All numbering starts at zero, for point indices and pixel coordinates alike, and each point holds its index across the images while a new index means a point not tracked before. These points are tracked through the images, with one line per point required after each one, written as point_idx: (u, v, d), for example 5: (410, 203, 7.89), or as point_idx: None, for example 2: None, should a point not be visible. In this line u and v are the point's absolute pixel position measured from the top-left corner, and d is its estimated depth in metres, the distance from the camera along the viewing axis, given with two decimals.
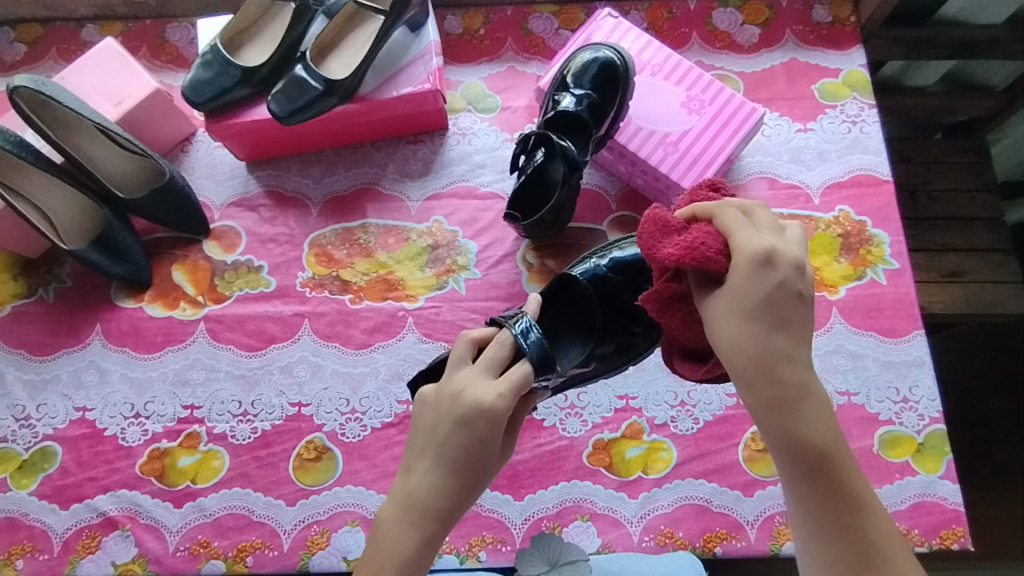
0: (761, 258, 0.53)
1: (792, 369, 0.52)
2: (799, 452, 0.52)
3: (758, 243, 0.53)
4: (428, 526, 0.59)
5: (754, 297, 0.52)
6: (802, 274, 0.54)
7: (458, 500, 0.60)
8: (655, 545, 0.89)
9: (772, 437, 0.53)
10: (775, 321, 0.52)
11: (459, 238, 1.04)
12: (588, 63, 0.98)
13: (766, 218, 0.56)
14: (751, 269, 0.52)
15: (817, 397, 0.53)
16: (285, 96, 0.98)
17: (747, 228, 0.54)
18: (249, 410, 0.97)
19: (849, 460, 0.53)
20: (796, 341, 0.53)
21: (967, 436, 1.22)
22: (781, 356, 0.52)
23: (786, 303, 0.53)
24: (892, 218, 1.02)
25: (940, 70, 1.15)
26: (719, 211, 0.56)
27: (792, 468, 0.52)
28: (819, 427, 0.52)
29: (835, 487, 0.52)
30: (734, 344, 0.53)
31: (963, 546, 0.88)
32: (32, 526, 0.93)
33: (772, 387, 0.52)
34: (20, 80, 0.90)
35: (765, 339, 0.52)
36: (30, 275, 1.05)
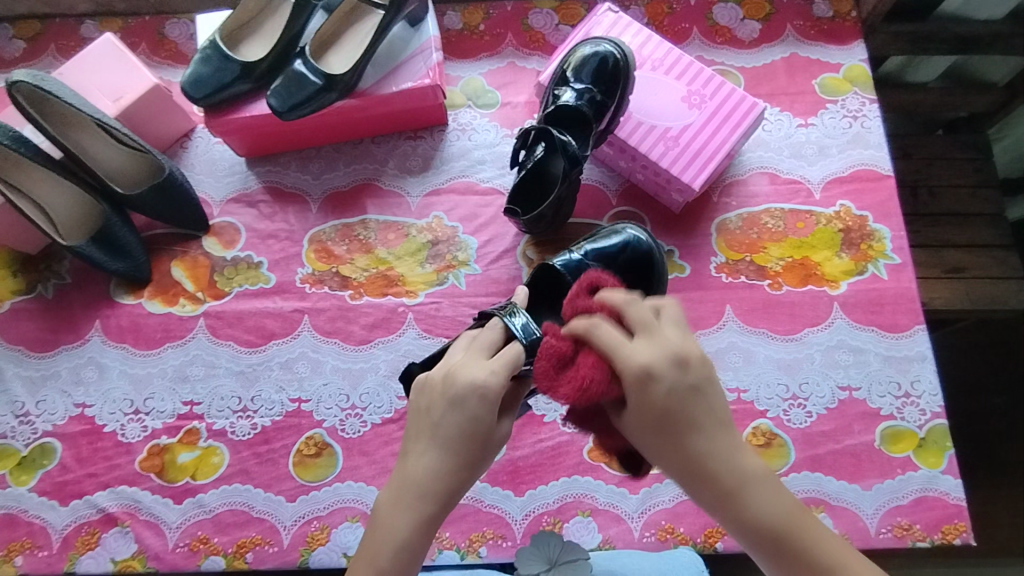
0: (636, 377, 0.55)
1: (722, 460, 0.55)
2: (757, 536, 0.55)
3: (631, 362, 0.55)
4: (424, 510, 0.59)
5: (656, 407, 0.55)
6: (690, 366, 0.56)
7: (455, 478, 0.59)
8: (656, 541, 0.89)
9: (733, 529, 0.56)
10: (683, 427, 0.55)
11: (459, 233, 1.04)
12: (588, 57, 0.98)
13: (643, 315, 0.58)
14: (639, 385, 0.55)
15: (755, 475, 0.56)
16: (285, 91, 0.98)
17: (621, 343, 0.56)
18: (249, 406, 0.97)
19: (810, 523, 0.55)
20: (710, 432, 0.56)
21: (970, 433, 1.22)
22: (704, 455, 0.55)
23: (683, 404, 0.55)
24: (894, 213, 1.02)
25: (941, 66, 1.15)
26: (594, 328, 0.58)
27: (759, 553, 0.55)
28: (767, 507, 0.55)
29: (800, 558, 0.54)
30: (658, 457, 0.57)
31: (965, 542, 0.88)
32: (31, 522, 0.92)
33: (710, 484, 0.55)
34: (19, 74, 0.90)
35: (684, 445, 0.55)
36: (29, 271, 1.05)
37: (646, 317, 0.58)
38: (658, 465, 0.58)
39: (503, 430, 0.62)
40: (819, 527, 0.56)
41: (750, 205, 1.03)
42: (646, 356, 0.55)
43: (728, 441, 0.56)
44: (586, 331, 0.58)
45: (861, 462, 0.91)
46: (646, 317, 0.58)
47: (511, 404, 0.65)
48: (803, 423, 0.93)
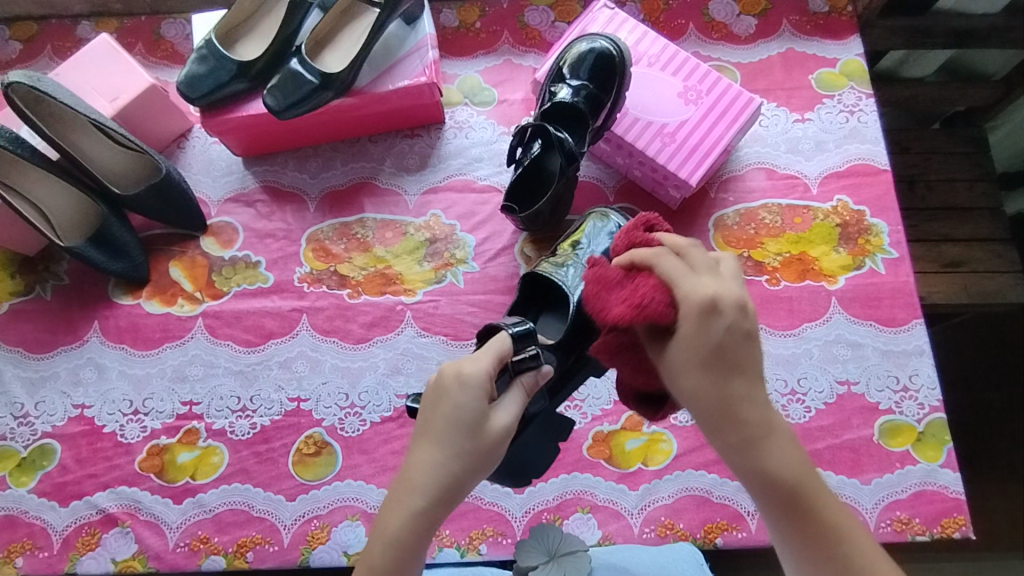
0: (703, 307, 0.51)
1: (753, 408, 0.51)
2: (774, 487, 0.51)
3: (697, 293, 0.51)
4: (414, 504, 0.56)
5: (709, 342, 0.51)
6: (747, 312, 0.52)
7: (445, 471, 0.56)
8: (655, 536, 0.89)
9: (745, 477, 0.52)
10: (730, 368, 0.51)
11: (457, 231, 1.04)
12: (584, 53, 0.98)
13: (700, 258, 0.54)
14: (699, 318, 0.51)
15: (780, 430, 0.52)
16: (281, 90, 0.98)
17: (688, 275, 0.52)
18: (248, 406, 0.97)
19: (822, 489, 0.52)
20: (751, 380, 0.52)
21: (969, 427, 1.22)
22: (741, 400, 0.51)
23: (735, 346, 0.51)
24: (891, 207, 1.02)
25: (937, 60, 1.15)
26: (657, 259, 0.53)
27: (769, 504, 0.52)
28: (788, 459, 0.51)
29: (811, 519, 0.51)
30: (695, 394, 0.51)
31: (964, 535, 0.88)
32: (31, 523, 0.92)
33: (737, 429, 0.51)
34: (15, 76, 0.90)
35: (723, 387, 0.51)
36: (27, 272, 1.05)
37: (709, 260, 0.54)
38: (684, 400, 0.53)
39: (498, 423, 0.58)
40: (829, 494, 0.52)
41: (748, 201, 1.03)
42: (712, 289, 0.51)
43: (763, 393, 0.52)
44: (648, 260, 0.53)
45: (860, 456, 0.91)
46: (708, 261, 0.54)
47: (511, 399, 0.61)
48: (802, 418, 0.93)
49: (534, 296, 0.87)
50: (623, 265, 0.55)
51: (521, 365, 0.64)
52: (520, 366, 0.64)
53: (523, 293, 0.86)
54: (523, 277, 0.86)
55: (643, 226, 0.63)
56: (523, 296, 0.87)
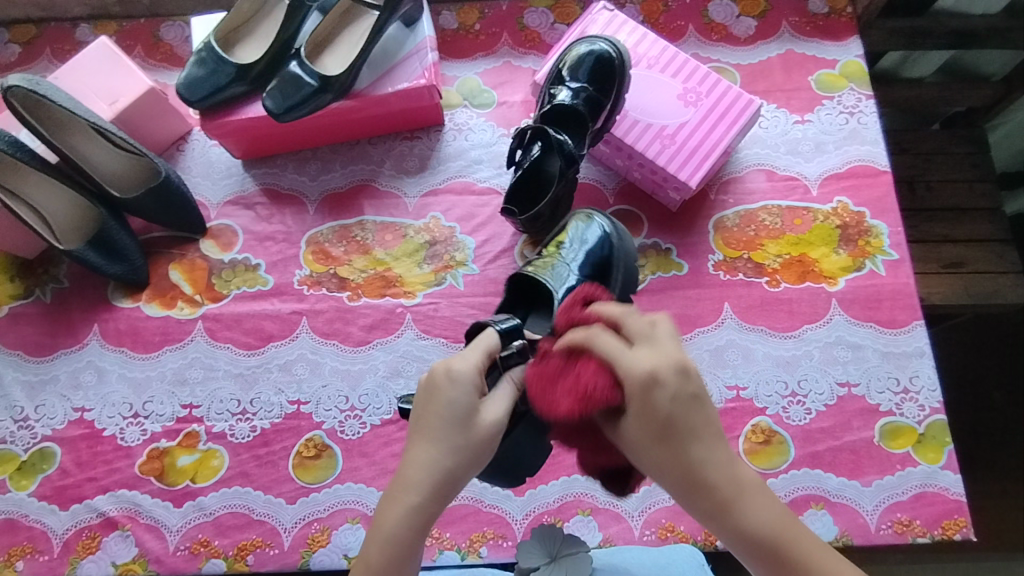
0: (641, 384, 0.54)
1: (717, 468, 0.53)
2: (755, 544, 0.53)
3: (637, 368, 0.54)
4: (410, 500, 0.56)
5: (655, 416, 0.53)
6: (690, 375, 0.54)
7: (441, 465, 0.56)
8: (656, 539, 0.89)
9: (724, 535, 0.54)
10: (684, 436, 0.53)
11: (457, 233, 1.04)
12: (583, 55, 0.98)
13: (637, 331, 0.57)
14: (642, 394, 0.53)
15: (750, 484, 0.54)
16: (280, 93, 0.98)
17: (625, 353, 0.55)
18: (248, 409, 0.97)
19: (804, 536, 0.54)
20: (710, 440, 0.54)
21: (969, 428, 1.22)
22: (704, 463, 0.53)
23: (684, 413, 0.53)
24: (891, 209, 1.02)
25: (936, 61, 1.15)
26: (593, 340, 0.58)
27: (754, 560, 0.53)
28: (761, 514, 0.53)
29: (798, 569, 0.52)
30: (656, 468, 0.54)
31: (965, 537, 0.88)
32: (32, 527, 0.92)
33: (703, 494, 0.53)
34: (14, 79, 0.90)
35: (684, 455, 0.53)
36: (27, 276, 1.05)
37: (645, 328, 0.57)
38: (652, 474, 0.56)
39: (490, 416, 0.59)
40: (812, 539, 0.54)
41: (747, 202, 1.03)
42: (649, 363, 0.54)
43: (725, 450, 0.54)
44: (584, 345, 0.58)
45: (860, 459, 0.91)
46: (644, 327, 0.57)
47: (501, 393, 0.62)
48: (803, 420, 0.93)
49: (525, 297, 0.86)
50: (563, 350, 0.59)
51: (509, 360, 0.65)
52: (508, 361, 0.65)
53: (512, 293, 0.85)
54: (512, 277, 0.85)
55: (579, 301, 0.68)
56: (511, 296, 0.85)
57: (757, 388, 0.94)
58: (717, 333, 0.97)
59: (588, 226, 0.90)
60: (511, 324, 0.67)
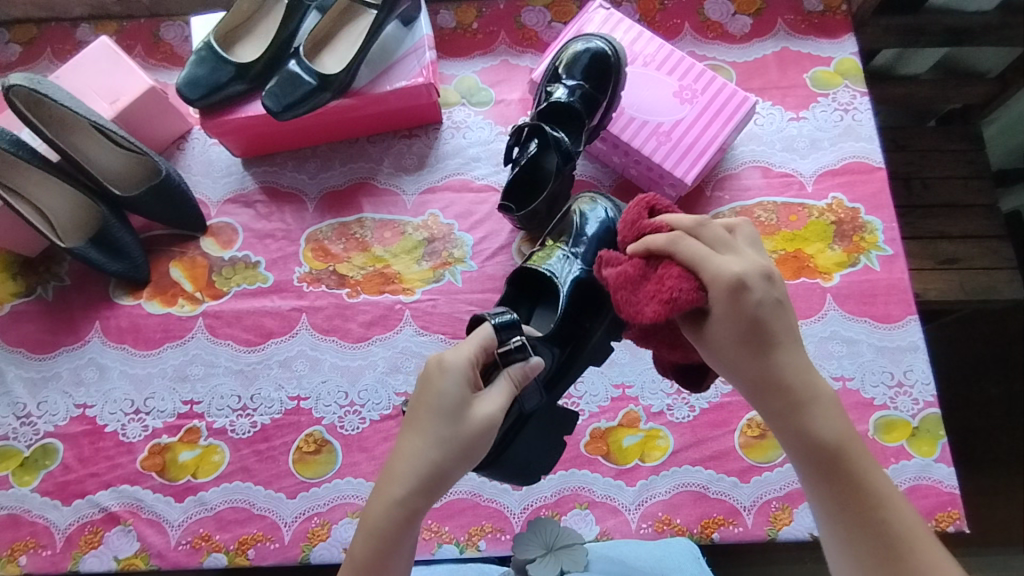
0: (728, 284, 0.52)
1: (796, 372, 0.53)
2: (812, 449, 0.52)
3: (724, 270, 0.53)
4: (395, 493, 0.56)
5: (741, 315, 0.52)
6: (775, 281, 0.53)
7: (428, 456, 0.57)
8: (653, 532, 0.90)
9: (786, 442, 0.53)
10: (769, 339, 0.53)
11: (455, 230, 1.05)
12: (580, 53, 0.98)
13: (713, 234, 0.56)
14: (728, 295, 0.52)
15: (826, 396, 0.53)
16: (279, 92, 0.99)
17: (708, 254, 0.54)
18: (248, 404, 0.98)
19: (865, 455, 0.52)
20: (792, 345, 0.53)
21: (965, 423, 1.23)
22: (786, 368, 0.53)
23: (770, 321, 0.53)
24: (886, 205, 1.02)
25: (931, 59, 1.16)
26: (675, 243, 0.55)
27: (808, 468, 0.52)
28: (829, 422, 0.52)
29: (851, 485, 0.51)
30: (732, 368, 0.54)
31: (959, 529, 0.88)
32: (34, 522, 0.93)
33: (778, 395, 0.53)
34: (15, 79, 0.91)
35: (766, 358, 0.53)
36: (28, 274, 1.06)
37: (725, 236, 0.56)
38: (725, 376, 0.55)
39: (483, 411, 0.59)
40: (876, 467, 0.52)
41: (743, 199, 1.04)
42: (737, 266, 0.53)
43: (804, 358, 0.54)
44: (667, 249, 0.55)
45: None
46: (722, 236, 0.56)
47: (497, 390, 0.61)
48: None
49: (526, 288, 0.86)
50: (642, 255, 0.58)
51: (508, 357, 0.64)
52: (507, 356, 0.65)
53: (512, 288, 0.85)
54: (514, 272, 0.85)
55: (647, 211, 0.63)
56: (513, 291, 0.85)
57: None
58: None
59: (589, 211, 0.89)
60: (507, 319, 0.66)
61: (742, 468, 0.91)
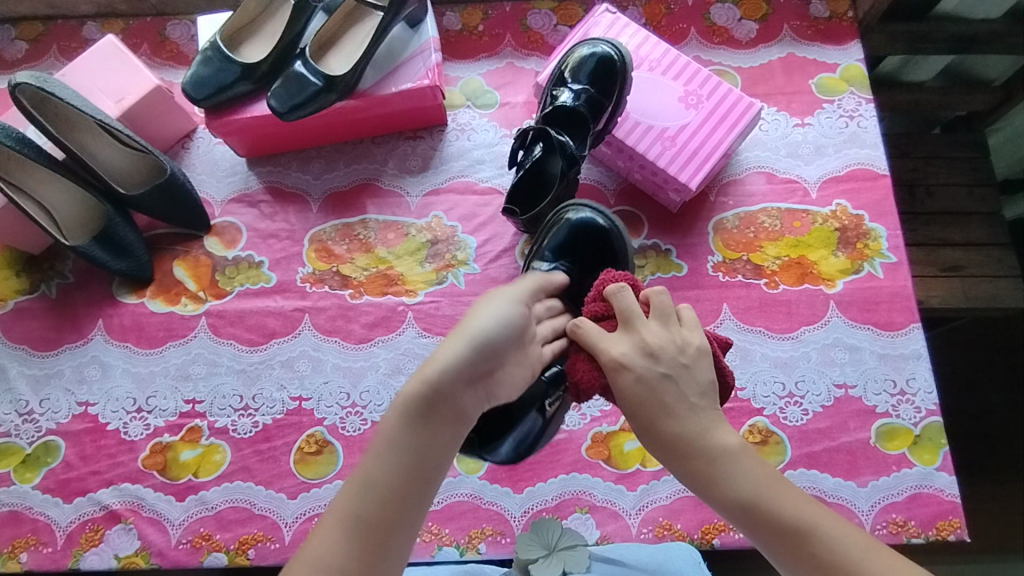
0: (611, 365, 0.62)
1: (689, 436, 0.59)
2: (731, 505, 0.57)
3: (607, 352, 0.62)
4: (426, 372, 0.60)
5: (628, 399, 0.61)
6: (657, 355, 0.61)
7: (422, 378, 0.60)
8: (653, 536, 0.90)
9: (716, 509, 0.58)
10: (653, 413, 0.60)
11: (458, 233, 1.05)
12: (585, 58, 0.98)
13: (619, 308, 0.64)
14: (610, 374, 0.62)
15: (727, 452, 0.58)
16: (285, 92, 0.99)
17: (602, 335, 0.64)
18: (250, 404, 0.98)
19: (789, 494, 0.57)
20: (692, 412, 0.60)
21: (966, 431, 1.22)
22: (676, 434, 0.59)
23: (650, 394, 0.60)
24: (890, 212, 1.02)
25: (937, 66, 1.16)
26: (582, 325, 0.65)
27: (739, 524, 0.58)
28: (736, 476, 0.57)
29: (779, 527, 0.55)
30: (646, 447, 0.61)
31: (959, 537, 0.88)
32: (36, 519, 0.93)
33: (686, 461, 0.59)
34: (22, 76, 0.90)
35: (657, 432, 0.60)
36: (33, 271, 1.06)
37: (626, 312, 0.64)
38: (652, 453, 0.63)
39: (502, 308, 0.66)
40: (798, 499, 0.56)
41: (747, 205, 1.04)
42: (620, 348, 0.62)
43: (698, 420, 0.59)
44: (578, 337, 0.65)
45: (857, 459, 0.92)
46: (624, 309, 0.64)
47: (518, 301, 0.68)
48: (800, 421, 0.94)
49: None
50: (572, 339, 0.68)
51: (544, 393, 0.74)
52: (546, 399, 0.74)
53: None
54: None
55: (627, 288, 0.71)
56: None
57: (755, 388, 0.95)
58: (715, 334, 0.98)
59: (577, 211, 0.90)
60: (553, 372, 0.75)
61: None
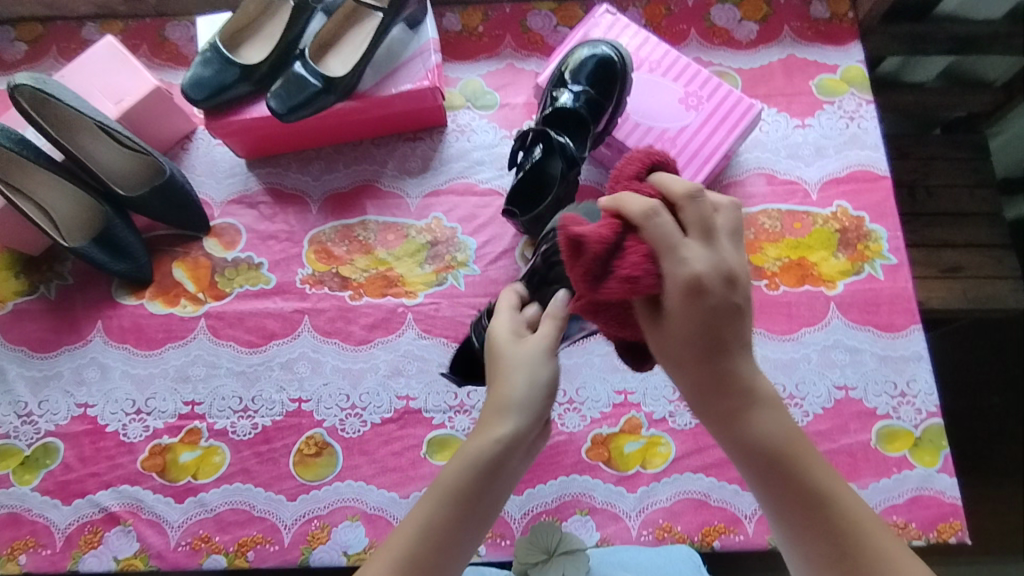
0: (692, 282, 0.48)
1: (739, 375, 0.51)
2: (754, 452, 0.52)
3: (689, 263, 0.48)
4: (498, 431, 0.57)
5: (691, 319, 0.49)
6: (739, 284, 0.49)
7: (496, 436, 0.57)
8: (653, 539, 0.89)
9: (728, 446, 0.53)
10: (722, 345, 0.50)
11: (458, 234, 1.05)
12: (586, 59, 0.98)
13: (697, 216, 0.50)
14: (683, 296, 0.48)
15: (766, 401, 0.52)
16: (284, 93, 0.99)
17: (680, 239, 0.48)
18: (250, 406, 0.98)
19: (814, 455, 0.53)
20: (743, 354, 0.52)
21: (967, 432, 1.22)
22: (729, 372, 0.51)
23: (723, 321, 0.49)
24: (891, 213, 1.02)
25: (938, 67, 1.16)
26: (651, 217, 0.49)
27: (749, 469, 0.53)
28: (769, 425, 0.52)
29: (798, 484, 0.51)
30: (676, 370, 0.52)
31: (960, 540, 0.88)
32: (34, 521, 0.93)
33: (720, 399, 0.52)
34: (21, 78, 0.90)
35: (708, 365, 0.51)
36: (32, 272, 1.06)
37: (711, 219, 0.49)
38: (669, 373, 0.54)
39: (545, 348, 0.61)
40: (820, 459, 0.53)
41: (747, 206, 1.04)
42: (701, 263, 0.48)
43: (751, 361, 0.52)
44: (638, 220, 0.49)
45: (857, 461, 0.92)
46: (706, 219, 0.49)
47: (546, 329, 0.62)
48: (800, 422, 0.94)
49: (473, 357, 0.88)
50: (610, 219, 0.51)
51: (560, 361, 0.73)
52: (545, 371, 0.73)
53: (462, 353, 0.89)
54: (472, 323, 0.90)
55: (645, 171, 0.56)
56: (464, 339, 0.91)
57: None
58: None
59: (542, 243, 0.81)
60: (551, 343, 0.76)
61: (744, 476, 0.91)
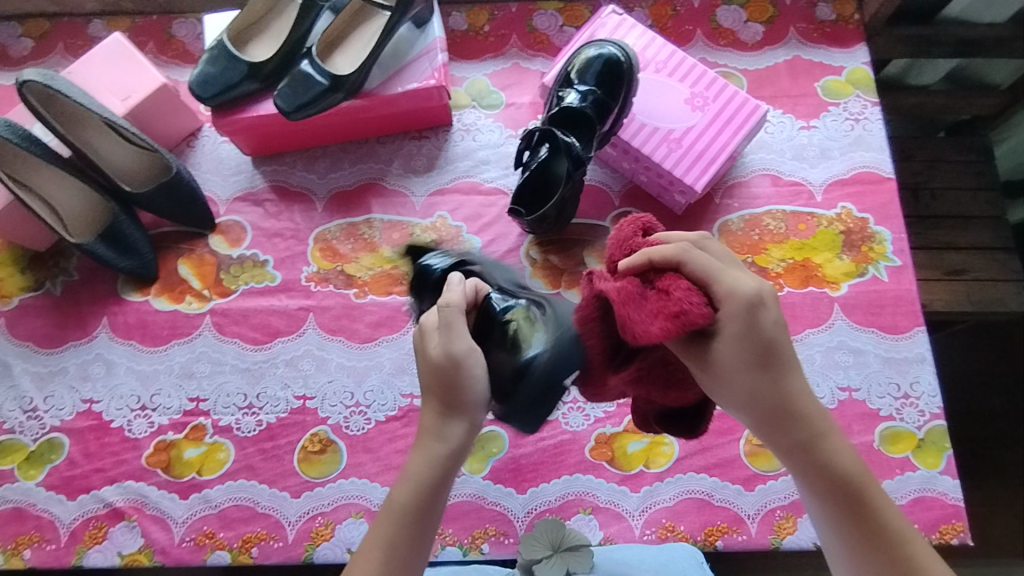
0: (749, 302, 0.53)
1: (802, 398, 0.56)
2: (828, 477, 0.56)
3: (743, 286, 0.53)
4: (439, 450, 0.59)
5: (758, 338, 0.54)
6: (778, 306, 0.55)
7: (444, 447, 0.59)
8: (656, 538, 0.90)
9: (801, 473, 0.57)
10: (781, 364, 0.55)
11: (463, 233, 1.05)
12: (593, 59, 0.99)
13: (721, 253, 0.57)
14: (744, 314, 0.53)
15: (833, 429, 0.57)
16: (291, 92, 0.99)
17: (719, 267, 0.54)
18: (254, 403, 0.98)
19: (876, 486, 0.57)
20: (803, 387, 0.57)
21: (969, 434, 1.22)
22: (793, 393, 0.56)
23: (781, 351, 0.55)
24: (895, 215, 1.02)
25: (942, 70, 1.16)
26: (683, 253, 0.54)
27: (826, 497, 0.56)
28: (840, 455, 0.56)
29: (866, 511, 0.56)
30: (746, 400, 0.56)
31: (963, 541, 0.88)
32: (39, 516, 0.93)
33: (793, 425, 0.56)
34: (29, 74, 0.91)
35: (775, 384, 0.55)
36: (37, 269, 1.06)
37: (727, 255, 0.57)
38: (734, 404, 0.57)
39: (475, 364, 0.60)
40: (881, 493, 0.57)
41: (752, 207, 1.04)
42: (749, 285, 0.54)
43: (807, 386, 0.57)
44: (675, 258, 0.54)
45: None
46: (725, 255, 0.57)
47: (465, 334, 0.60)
48: None
49: None
50: (636, 270, 0.56)
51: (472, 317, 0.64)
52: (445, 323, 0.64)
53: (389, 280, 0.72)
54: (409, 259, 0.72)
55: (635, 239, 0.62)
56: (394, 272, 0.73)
57: None
58: None
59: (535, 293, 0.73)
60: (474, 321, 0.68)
61: (746, 476, 0.91)
